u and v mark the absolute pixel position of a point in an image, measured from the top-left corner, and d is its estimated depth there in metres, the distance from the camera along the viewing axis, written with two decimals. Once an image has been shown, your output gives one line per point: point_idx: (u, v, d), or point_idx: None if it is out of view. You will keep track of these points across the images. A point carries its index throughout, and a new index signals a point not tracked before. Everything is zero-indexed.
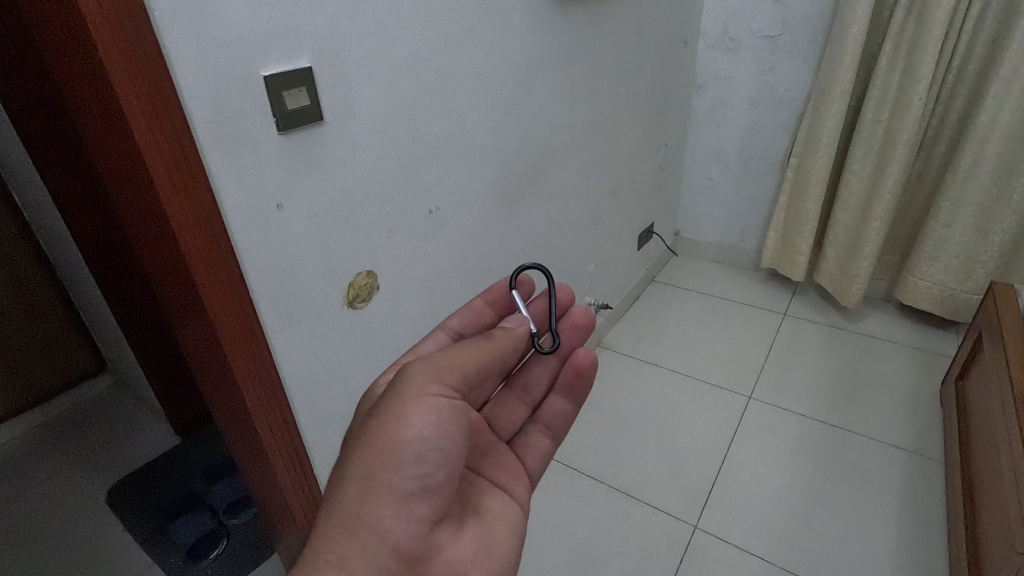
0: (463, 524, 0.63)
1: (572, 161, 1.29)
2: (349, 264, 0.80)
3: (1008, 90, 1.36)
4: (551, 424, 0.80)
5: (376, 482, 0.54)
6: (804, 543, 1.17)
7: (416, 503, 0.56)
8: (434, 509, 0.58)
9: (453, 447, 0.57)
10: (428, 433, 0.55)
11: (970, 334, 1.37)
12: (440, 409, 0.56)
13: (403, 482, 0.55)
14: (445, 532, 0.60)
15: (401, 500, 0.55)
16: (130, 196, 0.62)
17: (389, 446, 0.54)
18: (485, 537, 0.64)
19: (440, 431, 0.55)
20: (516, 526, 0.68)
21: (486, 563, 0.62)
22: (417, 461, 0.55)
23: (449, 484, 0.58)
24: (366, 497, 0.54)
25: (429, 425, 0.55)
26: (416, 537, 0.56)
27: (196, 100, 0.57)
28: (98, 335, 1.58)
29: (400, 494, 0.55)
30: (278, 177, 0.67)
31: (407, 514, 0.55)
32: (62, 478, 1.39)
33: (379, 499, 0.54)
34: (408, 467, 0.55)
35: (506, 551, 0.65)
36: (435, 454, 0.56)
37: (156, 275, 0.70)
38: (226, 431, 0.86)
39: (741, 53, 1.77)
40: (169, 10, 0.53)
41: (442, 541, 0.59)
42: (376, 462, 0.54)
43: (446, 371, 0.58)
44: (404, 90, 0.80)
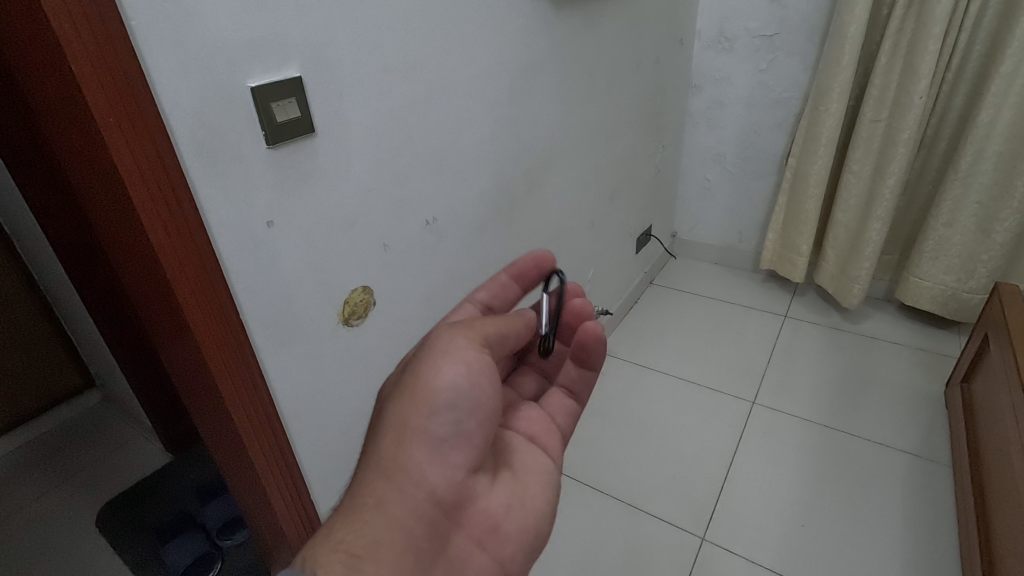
0: (498, 476, 0.61)
1: (569, 166, 1.26)
2: (344, 281, 0.76)
3: (1010, 87, 1.35)
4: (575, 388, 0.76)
5: (409, 431, 0.55)
6: (814, 553, 1.15)
7: (450, 451, 0.56)
8: (469, 457, 0.58)
9: (486, 398, 0.56)
10: (461, 383, 0.55)
11: (976, 335, 1.36)
12: (472, 359, 0.56)
13: (435, 429, 0.55)
14: (481, 483, 0.59)
15: (433, 449, 0.55)
16: (110, 216, 0.58)
17: (422, 395, 0.55)
18: (523, 491, 0.62)
19: (472, 382, 0.55)
20: (553, 481, 0.65)
21: (523, 517, 0.60)
22: (448, 409, 0.55)
23: (484, 434, 0.58)
24: (402, 442, 0.55)
25: (460, 375, 0.55)
26: (451, 485, 0.56)
27: (178, 115, 0.54)
28: (84, 350, 1.53)
29: (433, 442, 0.55)
30: (267, 193, 0.64)
31: (442, 460, 0.56)
32: (48, 499, 1.34)
33: (413, 445, 0.55)
34: (440, 414, 0.55)
35: (545, 506, 0.62)
36: (468, 405, 0.55)
37: (140, 297, 0.66)
38: (219, 456, 0.83)
39: (737, 53, 1.75)
40: (146, 20, 0.49)
41: (477, 491, 0.59)
42: (408, 411, 0.55)
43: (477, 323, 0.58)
44: (398, 98, 0.77)
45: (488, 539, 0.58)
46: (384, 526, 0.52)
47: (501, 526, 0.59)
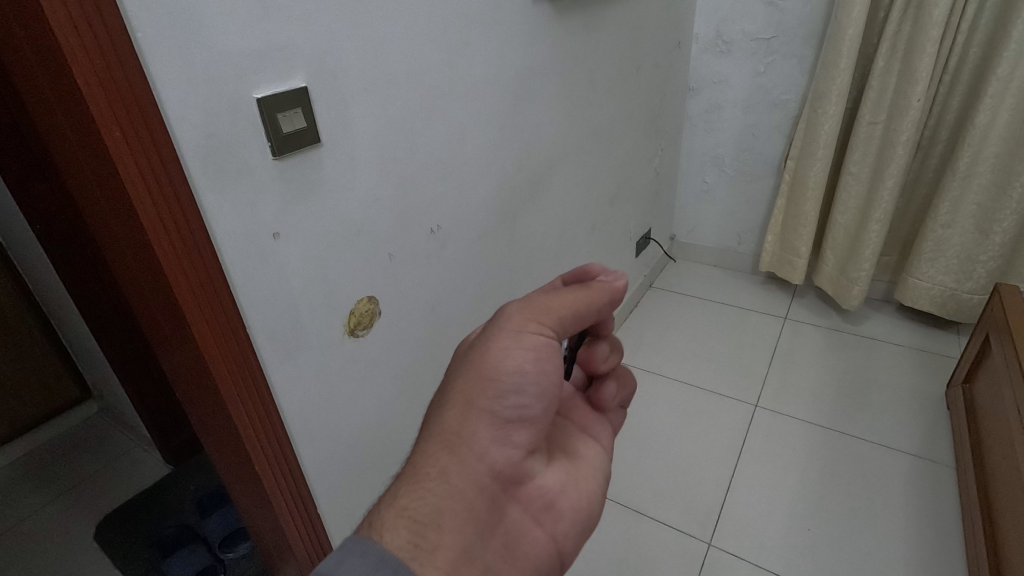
0: (552, 458, 0.61)
1: (570, 171, 1.26)
2: (349, 291, 0.76)
3: (1007, 89, 1.35)
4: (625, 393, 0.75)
5: (476, 408, 0.52)
6: (820, 556, 1.15)
7: (514, 431, 0.54)
8: (532, 438, 0.56)
9: (551, 383, 0.55)
10: (529, 366, 0.53)
11: (976, 336, 1.36)
12: (540, 343, 0.55)
13: (502, 409, 0.53)
14: (538, 463, 0.59)
15: (498, 427, 0.53)
16: (114, 230, 0.57)
17: (490, 376, 0.53)
18: (575, 474, 0.62)
19: (539, 368, 0.54)
20: (601, 469, 0.65)
21: (575, 500, 0.60)
22: (515, 392, 0.53)
23: (546, 417, 0.56)
24: (467, 417, 0.52)
25: (529, 360, 0.54)
26: (513, 462, 0.54)
27: (184, 127, 0.53)
28: (81, 361, 1.51)
29: (498, 419, 0.53)
30: (273, 205, 0.63)
31: (507, 438, 0.54)
32: (45, 512, 1.32)
33: (479, 418, 0.52)
34: (508, 395, 0.53)
35: (595, 489, 0.63)
36: (534, 389, 0.54)
37: (144, 311, 0.65)
38: (223, 470, 0.82)
39: (735, 55, 1.75)
40: (152, 32, 0.49)
41: (536, 470, 0.58)
42: (476, 390, 0.53)
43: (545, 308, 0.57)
44: (402, 106, 0.76)
45: (545, 518, 0.57)
46: (449, 494, 0.49)
47: (557, 507, 0.58)
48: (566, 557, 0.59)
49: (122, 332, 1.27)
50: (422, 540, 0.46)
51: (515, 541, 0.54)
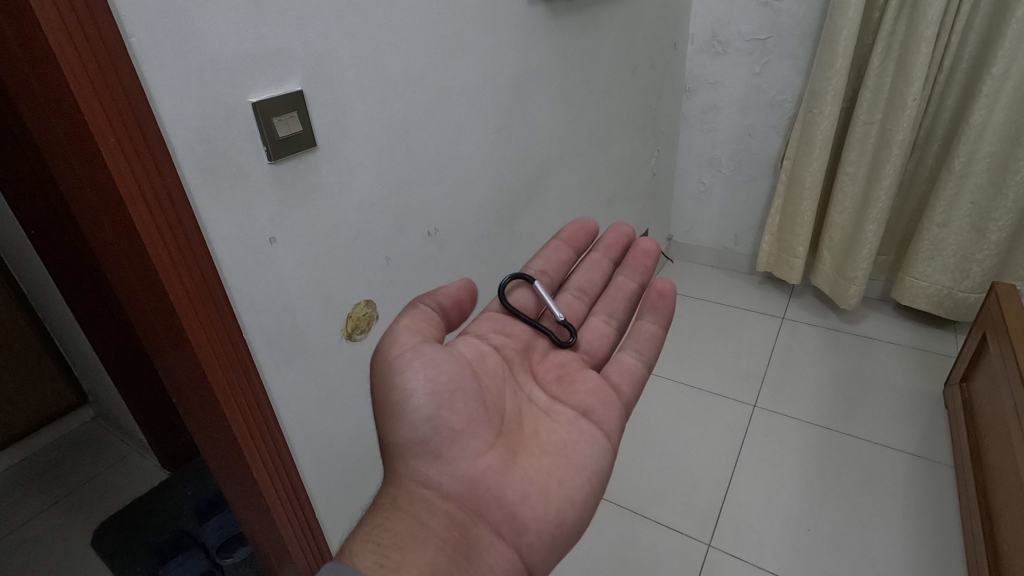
0: (522, 466, 0.62)
1: (567, 172, 1.26)
2: (346, 295, 0.75)
3: (1000, 89, 1.36)
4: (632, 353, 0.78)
5: (397, 440, 0.60)
6: (820, 556, 1.14)
7: (442, 448, 0.59)
8: (468, 448, 0.60)
9: (442, 385, 0.60)
10: (415, 381, 0.59)
11: (974, 336, 1.36)
12: (415, 355, 0.60)
13: (416, 430, 0.59)
14: (499, 474, 0.60)
15: (425, 450, 0.59)
16: (110, 236, 0.57)
17: (389, 403, 0.60)
18: (547, 479, 0.62)
19: (425, 379, 0.60)
20: (587, 470, 0.64)
21: (541, 504, 0.60)
22: (416, 411, 0.59)
23: (470, 423, 0.61)
24: (397, 449, 0.60)
25: (412, 375, 0.59)
26: (460, 479, 0.59)
27: (179, 132, 0.52)
28: (77, 366, 1.51)
29: (421, 443, 0.59)
30: (269, 210, 0.62)
31: (438, 455, 0.59)
32: (41, 519, 1.32)
33: (409, 449, 0.60)
34: (411, 418, 0.59)
35: (570, 490, 0.62)
36: (429, 400, 0.59)
37: (141, 318, 0.65)
38: (221, 476, 0.81)
39: (730, 56, 1.75)
40: (146, 37, 0.48)
41: (496, 481, 0.60)
42: (388, 421, 0.60)
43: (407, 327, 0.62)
44: (398, 109, 0.76)
45: (511, 530, 0.59)
46: (404, 519, 0.56)
47: (522, 517, 0.59)
48: (550, 562, 0.60)
49: (119, 336, 1.26)
50: (386, 560, 0.52)
51: (487, 553, 0.57)
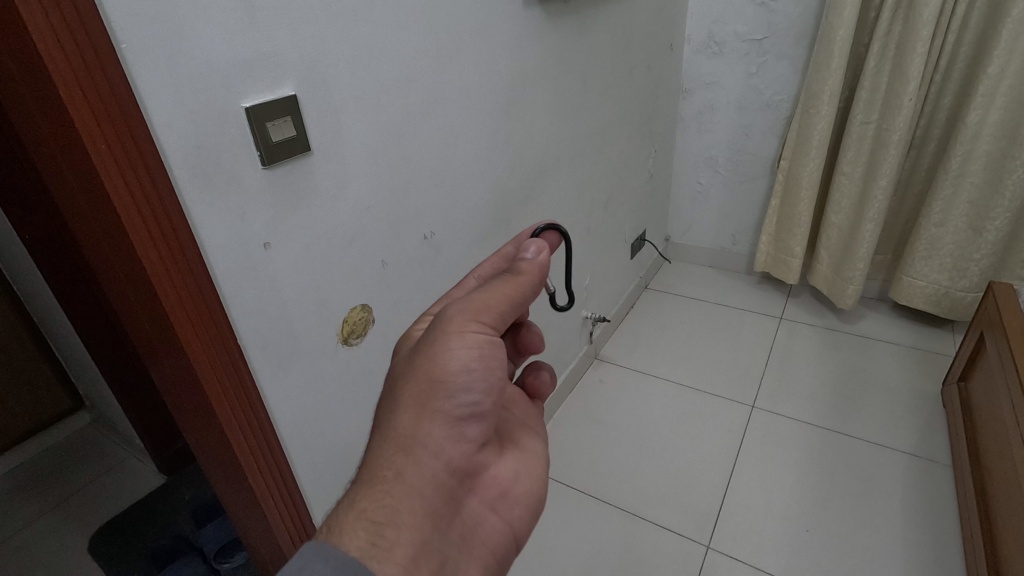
0: (504, 449, 0.63)
1: (564, 174, 1.26)
2: (342, 299, 0.75)
3: (997, 87, 1.36)
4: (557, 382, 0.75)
5: (429, 411, 0.52)
6: (819, 558, 1.14)
7: (465, 427, 0.55)
8: (484, 433, 0.57)
9: (500, 376, 0.55)
10: (477, 365, 0.53)
11: (970, 335, 1.37)
12: (486, 341, 0.54)
13: (454, 408, 0.53)
14: (491, 454, 0.60)
15: (451, 425, 0.53)
16: (102, 244, 0.56)
17: (439, 375, 0.52)
18: (525, 461, 0.65)
19: (486, 365, 0.53)
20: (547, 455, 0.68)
21: (527, 482, 0.63)
22: (464, 390, 0.53)
23: (496, 410, 0.57)
24: (421, 418, 0.52)
25: (477, 357, 0.53)
26: (467, 457, 0.56)
27: (171, 138, 0.52)
28: (73, 372, 1.50)
29: (451, 419, 0.53)
30: (263, 216, 0.62)
31: (459, 433, 0.55)
32: (38, 525, 1.31)
33: (433, 420, 0.53)
34: (457, 395, 0.53)
35: (541, 475, 0.65)
36: (483, 385, 0.54)
37: (133, 325, 0.64)
38: (217, 483, 0.81)
39: (726, 56, 1.75)
40: (136, 43, 0.48)
41: (489, 462, 0.60)
42: (426, 391, 0.52)
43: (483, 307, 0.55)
44: (393, 113, 0.76)
45: (500, 505, 0.60)
46: (406, 494, 0.51)
47: (510, 495, 0.61)
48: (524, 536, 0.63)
49: (115, 341, 1.26)
50: (380, 538, 0.48)
51: (475, 529, 0.57)
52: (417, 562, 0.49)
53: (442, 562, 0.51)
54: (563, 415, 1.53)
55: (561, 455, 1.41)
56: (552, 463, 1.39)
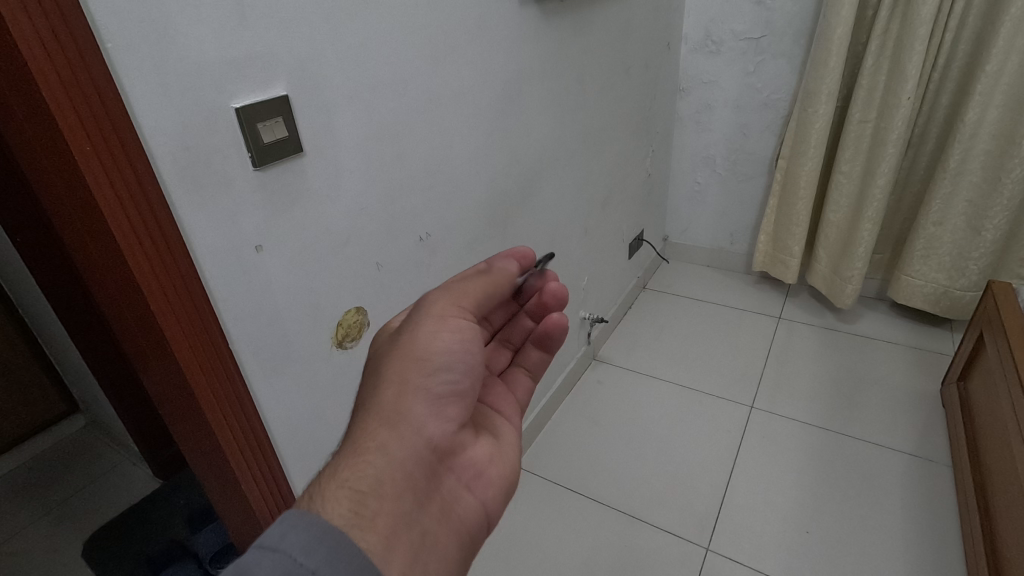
0: (481, 434, 0.63)
1: (561, 175, 1.25)
2: (336, 302, 0.74)
3: (995, 85, 1.35)
4: (534, 368, 0.74)
5: (411, 388, 0.53)
6: (819, 559, 1.13)
7: (445, 406, 0.56)
8: (462, 413, 0.58)
9: (478, 359, 0.58)
10: (456, 346, 0.56)
11: (970, 334, 1.36)
12: (465, 325, 0.57)
13: (435, 386, 0.55)
14: (468, 436, 0.60)
15: (432, 402, 0.55)
16: (90, 247, 0.55)
17: (419, 353, 0.54)
18: (501, 445, 0.64)
19: (465, 346, 0.56)
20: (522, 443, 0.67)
21: (503, 464, 0.62)
22: (445, 368, 0.55)
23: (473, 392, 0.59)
24: (404, 393, 0.53)
25: (456, 338, 0.56)
26: (446, 437, 0.56)
27: (159, 140, 0.51)
28: (67, 375, 1.49)
29: (431, 395, 0.54)
30: (254, 218, 0.61)
31: (440, 411, 0.55)
32: (32, 530, 1.30)
33: (415, 395, 0.53)
34: (439, 372, 0.55)
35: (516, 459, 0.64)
36: (464, 366, 0.56)
37: (123, 330, 0.63)
38: (210, 489, 0.80)
39: (724, 55, 1.75)
40: (123, 42, 0.47)
41: (466, 443, 0.59)
42: (408, 369, 0.54)
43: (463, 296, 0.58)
44: (388, 113, 0.75)
45: (477, 485, 0.58)
46: (390, 465, 0.50)
47: (486, 475, 0.60)
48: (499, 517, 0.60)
49: (108, 344, 1.24)
50: (365, 508, 0.46)
51: (453, 505, 0.55)
52: (396, 535, 0.47)
53: (420, 536, 0.49)
54: (561, 416, 1.52)
55: (559, 456, 1.40)
56: (551, 465, 1.38)
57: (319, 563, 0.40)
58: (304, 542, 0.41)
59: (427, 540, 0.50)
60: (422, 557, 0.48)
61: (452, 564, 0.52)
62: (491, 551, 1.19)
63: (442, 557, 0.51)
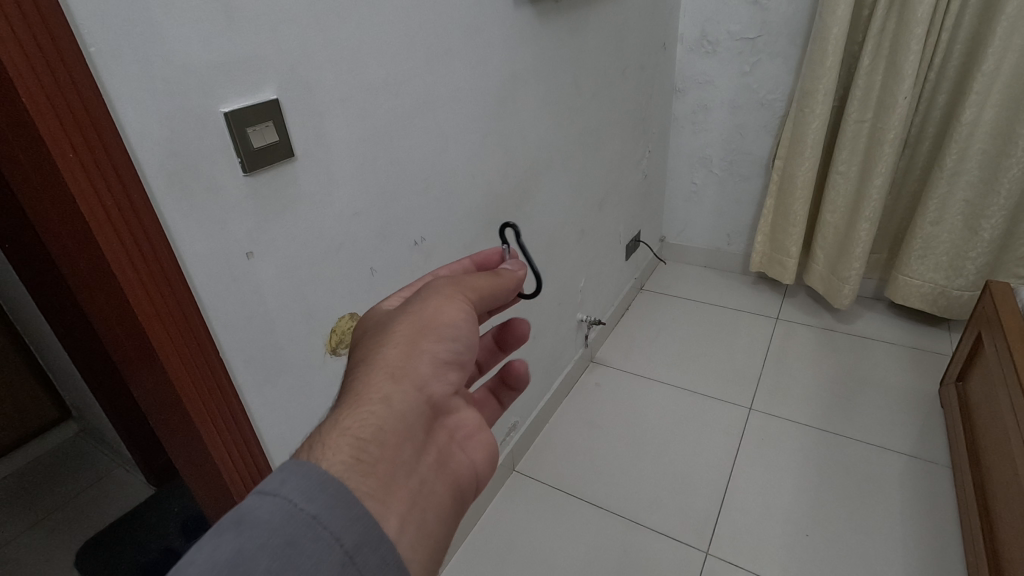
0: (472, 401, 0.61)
1: (557, 177, 1.24)
2: (329, 309, 0.73)
3: (993, 84, 1.35)
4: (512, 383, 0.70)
5: (418, 351, 0.52)
6: (819, 561, 1.13)
7: (449, 370, 0.54)
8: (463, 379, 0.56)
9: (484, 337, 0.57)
10: (463, 323, 0.55)
11: (968, 333, 1.36)
12: (469, 310, 0.56)
13: (442, 351, 0.53)
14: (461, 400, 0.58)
15: (438, 365, 0.53)
16: (75, 256, 0.54)
17: (428, 323, 0.53)
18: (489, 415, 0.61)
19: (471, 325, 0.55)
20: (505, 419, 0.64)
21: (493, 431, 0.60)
22: (453, 337, 0.54)
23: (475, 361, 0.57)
24: (410, 353, 0.51)
25: (464, 317, 0.55)
26: (446, 396, 0.53)
27: (145, 147, 0.50)
28: (59, 382, 1.48)
29: (437, 357, 0.53)
30: (245, 224, 0.60)
31: (444, 373, 0.54)
32: (24, 538, 1.28)
33: (421, 355, 0.52)
34: (446, 340, 0.53)
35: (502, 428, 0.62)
36: (470, 339, 0.55)
37: (111, 339, 0.62)
38: (202, 499, 0.78)
39: (720, 55, 1.74)
40: (107, 47, 0.46)
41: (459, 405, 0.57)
42: (416, 333, 0.52)
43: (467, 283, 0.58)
44: (381, 116, 0.74)
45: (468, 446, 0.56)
46: (391, 417, 0.48)
47: (480, 436, 0.56)
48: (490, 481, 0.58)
49: (100, 351, 1.23)
50: (366, 455, 0.45)
51: (447, 460, 0.52)
52: (393, 487, 0.46)
53: (417, 485, 0.48)
54: (559, 419, 1.51)
55: (557, 460, 1.40)
56: (549, 468, 1.38)
57: (319, 509, 0.40)
58: (304, 489, 0.41)
59: (422, 491, 0.48)
60: (416, 507, 0.47)
61: (445, 518, 0.50)
62: (490, 557, 1.18)
63: (436, 509, 0.49)
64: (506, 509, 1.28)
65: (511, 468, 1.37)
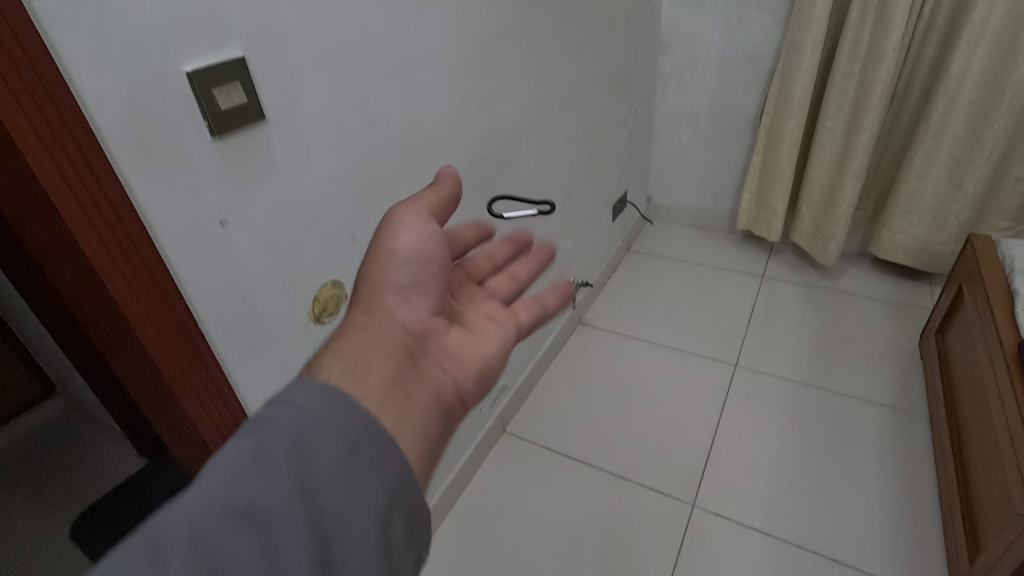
0: (460, 328, 0.59)
1: (541, 138, 1.21)
2: (311, 277, 0.71)
3: (982, 34, 1.32)
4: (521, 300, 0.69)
5: (382, 281, 0.52)
6: (799, 510, 1.16)
7: (415, 294, 0.55)
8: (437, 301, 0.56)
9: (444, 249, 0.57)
10: (419, 235, 0.55)
11: (948, 287, 1.37)
12: (433, 224, 0.56)
13: (404, 278, 0.54)
14: (448, 329, 0.57)
15: (402, 289, 0.53)
16: (39, 231, 0.52)
17: (387, 247, 0.53)
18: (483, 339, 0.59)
19: (428, 235, 0.55)
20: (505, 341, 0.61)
21: (484, 353, 0.57)
22: (412, 258, 0.54)
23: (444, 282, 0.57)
24: (378, 284, 0.52)
25: (420, 230, 0.55)
26: (421, 323, 0.54)
27: (104, 115, 0.47)
28: (41, 358, 1.46)
29: (401, 285, 0.53)
30: (217, 191, 0.58)
31: (412, 297, 0.54)
32: (19, 513, 1.29)
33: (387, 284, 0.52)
34: (406, 264, 0.54)
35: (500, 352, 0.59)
36: (432, 255, 0.55)
37: (84, 314, 0.60)
38: (192, 475, 0.78)
39: (706, 8, 1.69)
40: (52, 3, 0.42)
41: (445, 334, 0.56)
42: (379, 265, 0.53)
43: (428, 204, 0.58)
44: (354, 76, 0.71)
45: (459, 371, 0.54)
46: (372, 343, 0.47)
47: (468, 359, 0.55)
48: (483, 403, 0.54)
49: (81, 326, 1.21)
50: (349, 372, 0.44)
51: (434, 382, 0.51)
52: (387, 400, 0.44)
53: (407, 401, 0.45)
54: (547, 381, 1.52)
55: (546, 421, 1.41)
56: (539, 430, 1.39)
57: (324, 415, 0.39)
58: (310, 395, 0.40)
59: (413, 402, 0.46)
60: (406, 415, 0.44)
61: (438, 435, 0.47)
62: (482, 516, 1.21)
63: (429, 424, 0.46)
64: (497, 471, 1.30)
65: (502, 430, 1.39)
